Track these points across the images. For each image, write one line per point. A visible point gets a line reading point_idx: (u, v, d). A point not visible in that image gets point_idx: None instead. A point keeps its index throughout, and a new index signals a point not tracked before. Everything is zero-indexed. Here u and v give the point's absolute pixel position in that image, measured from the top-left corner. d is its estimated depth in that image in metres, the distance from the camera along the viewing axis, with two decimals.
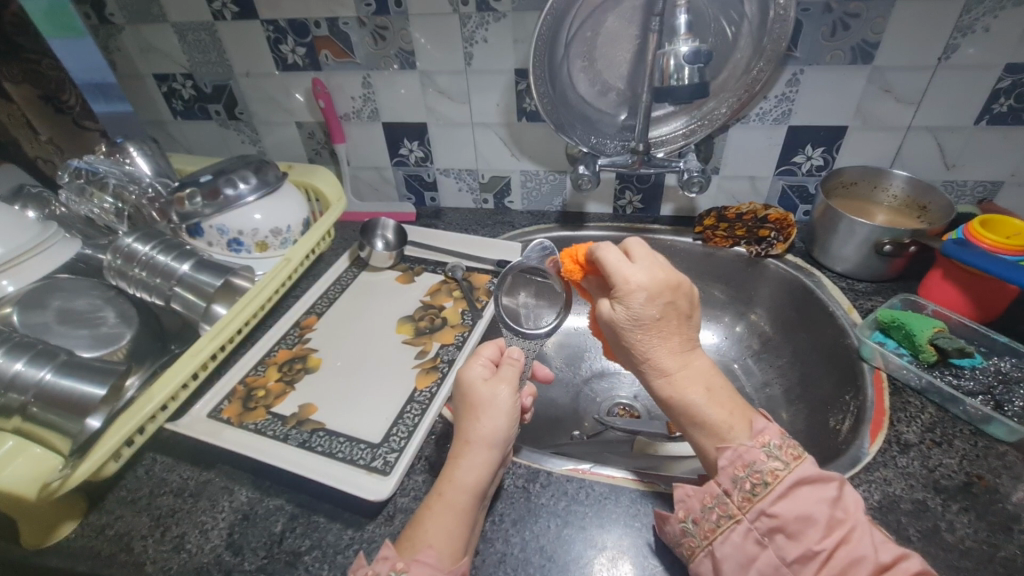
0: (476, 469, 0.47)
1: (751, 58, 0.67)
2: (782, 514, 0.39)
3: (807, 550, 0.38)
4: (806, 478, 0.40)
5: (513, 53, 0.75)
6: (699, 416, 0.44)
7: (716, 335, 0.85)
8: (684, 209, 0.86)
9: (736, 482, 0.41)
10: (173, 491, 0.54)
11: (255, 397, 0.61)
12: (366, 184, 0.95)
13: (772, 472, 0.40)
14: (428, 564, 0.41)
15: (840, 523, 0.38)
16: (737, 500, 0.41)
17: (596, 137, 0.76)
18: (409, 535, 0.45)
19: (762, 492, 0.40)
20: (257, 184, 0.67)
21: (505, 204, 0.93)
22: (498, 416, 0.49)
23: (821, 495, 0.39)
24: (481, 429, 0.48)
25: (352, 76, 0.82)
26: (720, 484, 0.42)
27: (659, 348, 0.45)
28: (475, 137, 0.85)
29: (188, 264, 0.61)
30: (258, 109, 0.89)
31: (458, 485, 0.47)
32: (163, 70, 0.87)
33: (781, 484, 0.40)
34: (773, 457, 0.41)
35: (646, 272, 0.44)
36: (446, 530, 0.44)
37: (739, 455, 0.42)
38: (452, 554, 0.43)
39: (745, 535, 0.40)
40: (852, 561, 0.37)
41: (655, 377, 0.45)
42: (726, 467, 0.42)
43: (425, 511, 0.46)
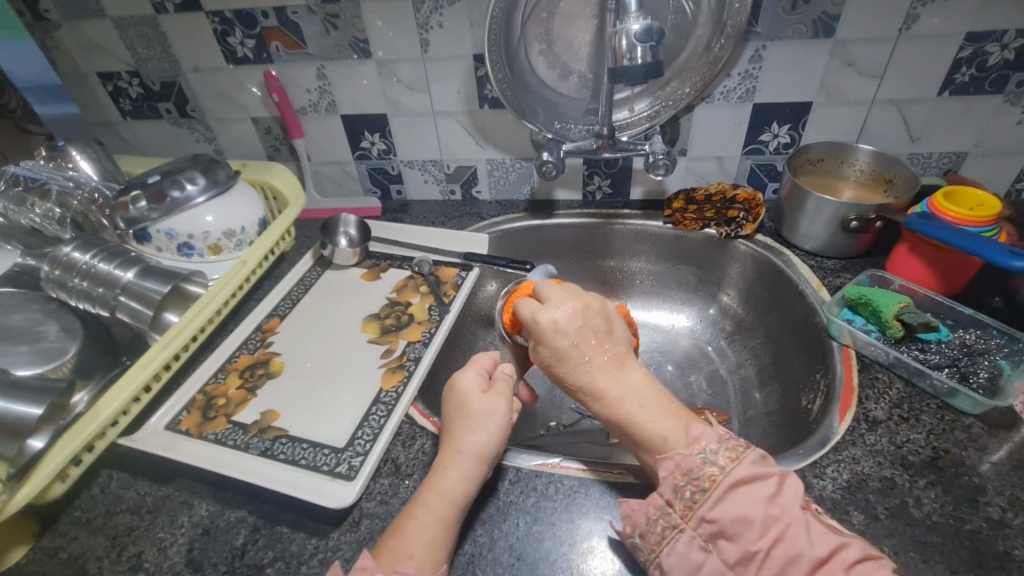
0: (459, 484, 0.46)
1: (712, 34, 0.65)
2: (720, 518, 0.40)
3: (747, 551, 0.39)
4: (741, 480, 0.41)
5: (471, 37, 0.73)
6: (635, 429, 0.46)
7: (690, 319, 0.84)
8: (654, 192, 0.85)
9: (677, 491, 0.42)
10: (129, 508, 0.52)
11: (215, 406, 0.59)
12: (330, 179, 0.92)
13: (711, 478, 0.41)
14: (408, 575, 0.40)
15: (775, 521, 0.39)
16: (679, 510, 0.42)
17: (560, 121, 0.74)
18: (387, 543, 0.44)
19: (702, 498, 0.41)
20: (206, 184, 0.65)
21: (473, 194, 0.91)
22: (490, 431, 0.49)
23: (756, 495, 0.40)
24: (473, 441, 0.48)
25: (306, 67, 0.79)
26: (663, 494, 0.43)
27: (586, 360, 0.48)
28: (438, 127, 0.83)
29: (132, 271, 0.58)
30: (211, 106, 0.85)
31: (442, 496, 0.46)
32: (107, 68, 0.83)
33: (716, 490, 0.41)
34: (709, 463, 0.42)
35: (557, 305, 0.50)
36: (429, 537, 0.43)
37: (678, 464, 0.43)
38: (434, 563, 0.42)
39: (690, 543, 0.41)
40: (789, 560, 0.37)
41: (591, 401, 0.48)
42: (667, 477, 0.43)
43: (404, 521, 0.45)
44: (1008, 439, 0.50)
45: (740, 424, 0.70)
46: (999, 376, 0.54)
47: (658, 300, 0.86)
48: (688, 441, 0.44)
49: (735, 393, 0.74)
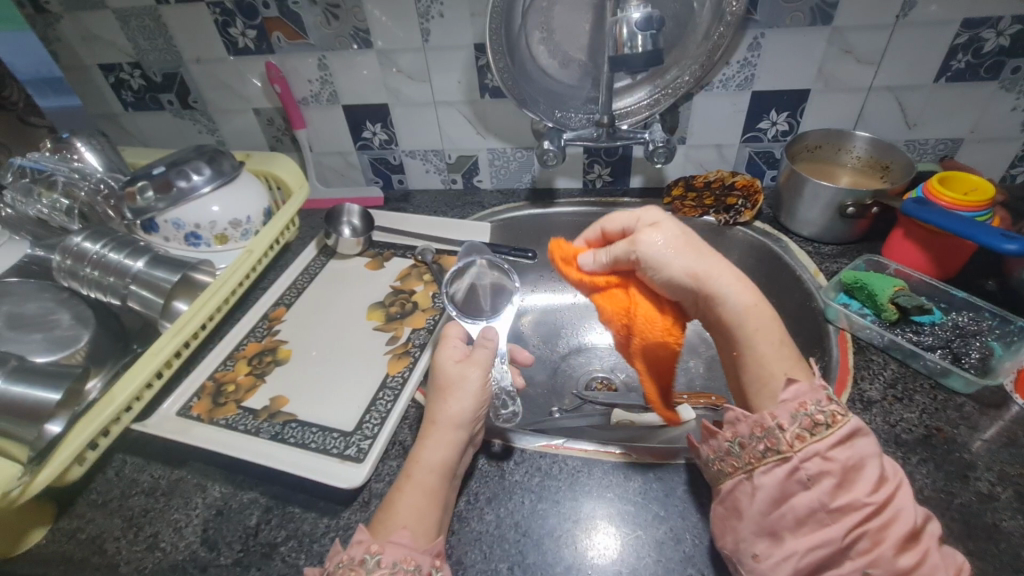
0: (437, 454, 0.48)
1: (711, 23, 0.66)
2: (837, 458, 0.40)
3: (856, 499, 0.39)
4: (863, 432, 0.41)
5: (471, 27, 0.73)
6: (766, 341, 0.46)
7: None
8: (654, 180, 0.86)
9: (796, 420, 0.42)
10: (144, 491, 0.53)
11: (225, 392, 0.60)
12: (331, 169, 0.93)
13: (832, 415, 0.41)
14: (402, 544, 0.42)
15: (888, 481, 0.40)
16: (789, 436, 0.41)
17: (561, 111, 0.74)
18: (382, 516, 0.45)
19: (820, 434, 0.41)
20: (212, 174, 0.65)
21: (474, 183, 0.91)
22: (465, 398, 0.50)
23: (874, 450, 0.41)
24: (447, 410, 0.49)
25: (308, 58, 0.79)
26: (776, 418, 0.42)
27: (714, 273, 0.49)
28: (439, 116, 0.83)
29: (142, 260, 0.59)
30: (213, 98, 0.86)
31: (424, 465, 0.47)
32: (108, 59, 0.83)
33: (841, 428, 0.41)
34: (833, 402, 0.42)
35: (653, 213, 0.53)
36: (417, 508, 0.45)
37: (801, 395, 0.43)
38: (425, 533, 0.44)
39: (790, 473, 0.41)
40: (888, 519, 0.38)
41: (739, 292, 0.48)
42: (789, 402, 0.43)
43: (395, 495, 0.46)
44: (999, 417, 0.51)
45: None
46: (991, 356, 0.55)
47: None
48: (812, 383, 0.43)
49: None
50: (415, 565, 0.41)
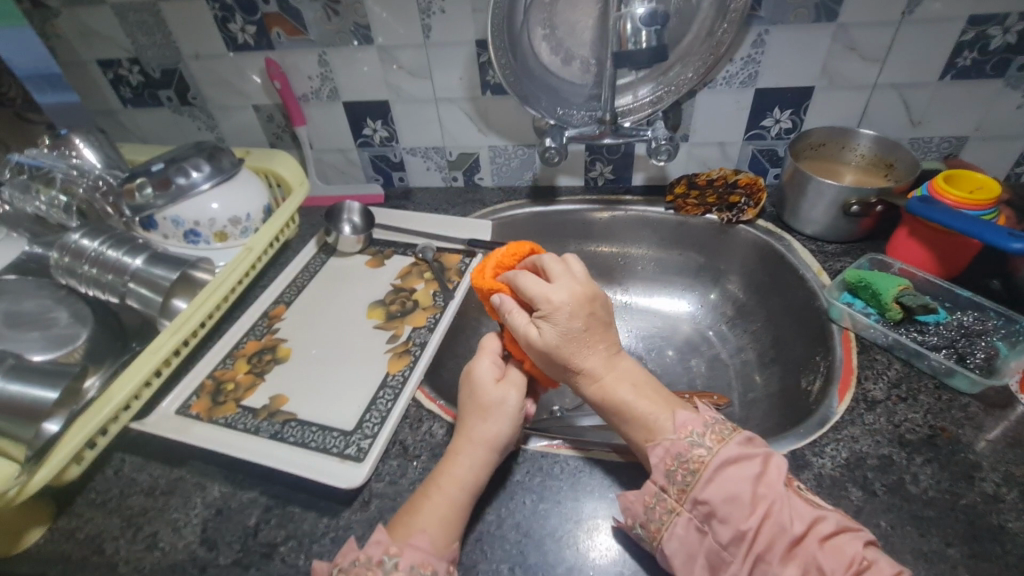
0: (469, 471, 0.47)
1: (715, 19, 0.65)
2: (710, 500, 0.41)
3: (738, 530, 0.40)
4: (729, 460, 0.43)
5: (473, 23, 0.73)
6: (630, 412, 0.48)
7: (691, 304, 0.85)
8: (656, 177, 0.85)
9: (669, 476, 0.44)
10: (143, 490, 0.53)
11: (224, 391, 0.60)
12: (331, 166, 0.92)
13: (697, 462, 0.43)
14: (420, 548, 0.42)
15: (761, 499, 0.41)
16: (674, 495, 0.43)
17: (562, 107, 0.74)
18: (403, 517, 0.45)
19: (693, 481, 0.43)
20: (211, 172, 0.65)
21: (475, 180, 0.91)
22: (503, 420, 0.50)
23: (743, 474, 0.42)
24: (485, 430, 0.49)
25: (308, 54, 0.78)
26: (656, 481, 0.44)
27: (593, 344, 0.50)
28: (440, 113, 0.83)
29: (140, 259, 0.58)
30: (212, 94, 0.85)
31: (455, 478, 0.47)
32: (107, 55, 0.82)
33: (706, 471, 0.42)
34: (697, 447, 0.44)
35: (566, 291, 0.49)
36: (441, 514, 0.45)
37: (669, 449, 0.45)
38: (445, 538, 0.44)
39: (687, 526, 0.42)
40: (776, 534, 0.39)
41: (588, 384, 0.50)
42: (659, 463, 0.45)
43: (419, 499, 0.46)
44: (1004, 417, 0.51)
45: (740, 406, 0.71)
46: (996, 356, 0.54)
47: (660, 285, 0.87)
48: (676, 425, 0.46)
49: (735, 376, 0.75)
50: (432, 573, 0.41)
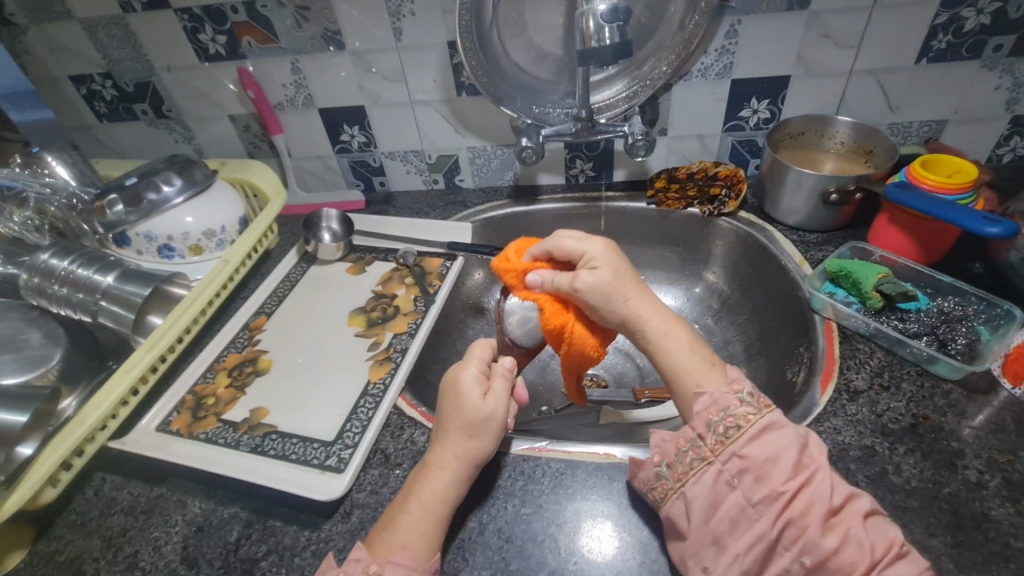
0: (449, 488, 0.47)
1: (686, 11, 0.65)
2: (751, 455, 0.42)
3: (773, 491, 0.40)
4: (775, 423, 0.43)
5: (444, 24, 0.72)
6: (682, 359, 0.49)
7: (677, 298, 0.85)
8: (637, 172, 0.84)
9: (710, 425, 0.44)
10: (123, 510, 0.52)
11: (205, 406, 0.60)
12: (311, 174, 0.92)
13: (744, 416, 0.43)
14: (402, 565, 0.42)
15: (806, 466, 0.41)
16: (709, 443, 0.44)
17: (537, 106, 0.73)
18: (381, 535, 0.44)
19: (734, 436, 0.43)
20: (183, 185, 0.64)
21: (456, 182, 0.90)
22: (488, 437, 0.48)
23: (790, 439, 0.42)
24: (468, 448, 0.48)
25: (280, 61, 0.78)
26: (695, 429, 0.45)
27: (637, 288, 0.51)
28: (416, 116, 0.82)
29: (112, 276, 0.58)
30: (187, 105, 0.85)
31: (434, 493, 0.46)
32: (79, 70, 0.82)
33: (751, 428, 0.43)
34: (745, 403, 0.44)
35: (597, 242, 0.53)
36: (420, 529, 0.44)
37: (715, 400, 0.45)
38: (426, 553, 0.44)
39: (716, 477, 0.42)
40: (811, 502, 0.39)
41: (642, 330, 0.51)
42: (702, 412, 0.45)
43: (399, 513, 0.45)
44: (987, 403, 0.51)
45: None
46: (978, 342, 0.54)
47: (645, 281, 0.86)
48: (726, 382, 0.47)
49: None
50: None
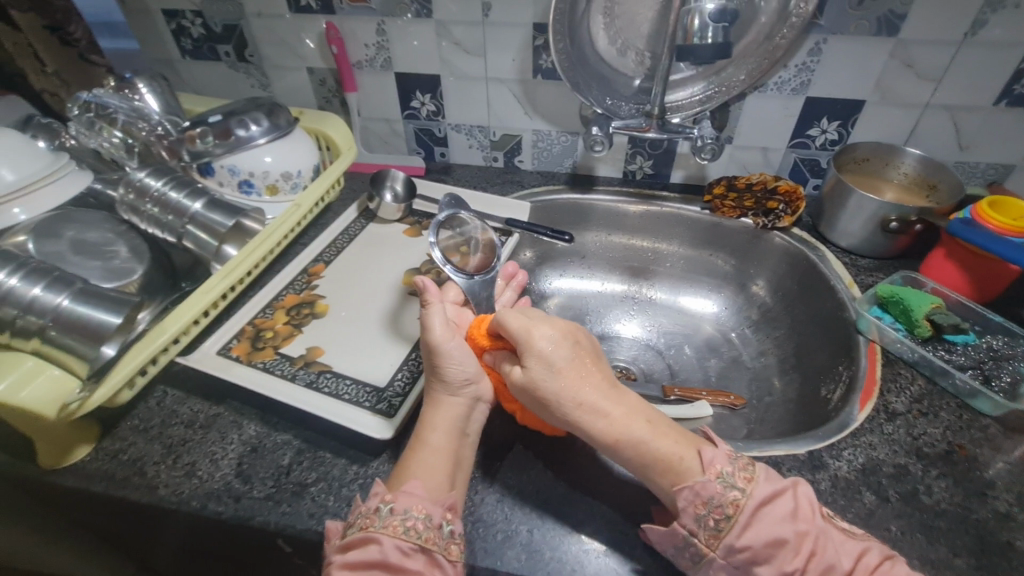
0: (442, 421, 0.50)
1: (775, 24, 0.66)
2: (751, 545, 0.41)
3: (782, 571, 0.41)
4: (763, 500, 0.43)
5: (533, 5, 0.73)
6: (649, 452, 0.46)
7: (717, 305, 0.86)
8: (695, 176, 0.86)
9: (700, 521, 0.43)
10: (183, 422, 0.56)
11: (264, 337, 0.63)
12: (376, 135, 0.94)
13: (733, 504, 0.42)
14: (413, 494, 0.44)
15: (804, 537, 0.41)
16: (704, 538, 0.43)
17: (612, 98, 0.75)
18: (398, 472, 0.48)
19: (725, 528, 0.42)
20: (269, 127, 0.67)
21: (515, 162, 0.92)
22: (451, 370, 0.51)
23: (782, 513, 0.42)
24: (441, 389, 0.52)
25: (367, 22, 0.80)
26: (685, 526, 0.43)
27: (584, 373, 0.49)
28: (489, 92, 0.84)
29: (200, 202, 0.60)
30: (269, 53, 0.87)
31: (431, 427, 0.50)
32: (173, 5, 0.84)
33: (743, 516, 0.42)
34: (732, 487, 0.43)
35: (547, 324, 0.51)
36: (429, 466, 0.47)
37: (698, 492, 0.43)
38: (439, 486, 0.46)
39: (722, 568, 0.42)
40: (825, 573, 0.40)
41: (596, 422, 0.47)
42: (688, 507, 0.43)
43: (411, 452, 0.49)
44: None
45: (755, 408, 0.73)
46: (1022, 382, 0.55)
47: (687, 284, 0.88)
48: (703, 463, 0.45)
49: (753, 379, 0.77)
50: (426, 515, 0.43)
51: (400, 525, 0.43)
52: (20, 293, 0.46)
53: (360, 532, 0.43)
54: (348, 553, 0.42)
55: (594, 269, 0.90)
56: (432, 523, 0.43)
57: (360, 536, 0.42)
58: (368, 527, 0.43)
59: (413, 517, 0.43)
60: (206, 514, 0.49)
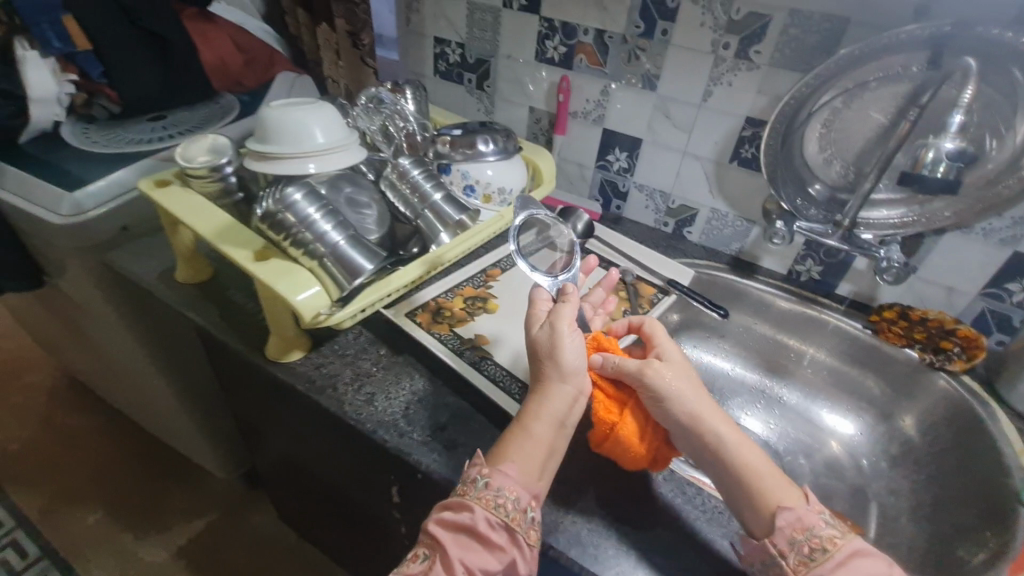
0: (547, 408, 0.53)
1: (1001, 173, 0.66)
2: None
3: None
4: (858, 550, 0.47)
5: (753, 101, 0.80)
6: (760, 473, 0.51)
7: (854, 428, 0.83)
8: (863, 294, 0.86)
9: (794, 545, 0.47)
10: (370, 359, 0.68)
11: (443, 314, 0.73)
12: (565, 175, 1.05)
13: (832, 540, 0.47)
14: (508, 475, 0.50)
15: None
16: (792, 562, 0.47)
17: (802, 199, 0.79)
18: (496, 449, 0.53)
19: (818, 559, 0.46)
20: (496, 149, 0.80)
21: (683, 232, 0.98)
22: (569, 353, 0.55)
23: (873, 566, 0.46)
24: (552, 369, 0.55)
25: (596, 82, 0.92)
26: (777, 546, 0.48)
27: (684, 375, 0.56)
28: (682, 165, 0.91)
29: (439, 194, 0.73)
30: (503, 87, 1.03)
31: (536, 412, 0.54)
32: (443, 35, 1.03)
33: (839, 552, 0.46)
34: (829, 526, 0.48)
35: (674, 346, 0.59)
36: (530, 449, 0.52)
37: (799, 519, 0.48)
38: (532, 472, 0.51)
39: None
40: None
41: (717, 430, 0.53)
42: (786, 529, 0.48)
43: (511, 432, 0.53)
44: None
45: (873, 543, 0.69)
46: None
47: (824, 397, 0.86)
48: (808, 499, 0.50)
49: (876, 513, 0.73)
50: (515, 497, 0.49)
51: (492, 500, 0.49)
52: (317, 224, 0.60)
53: (457, 497, 0.50)
54: (444, 514, 0.50)
55: (731, 350, 0.92)
56: (519, 505, 0.49)
57: (458, 501, 0.50)
58: (466, 494, 0.50)
59: (504, 497, 0.49)
60: (376, 437, 0.59)
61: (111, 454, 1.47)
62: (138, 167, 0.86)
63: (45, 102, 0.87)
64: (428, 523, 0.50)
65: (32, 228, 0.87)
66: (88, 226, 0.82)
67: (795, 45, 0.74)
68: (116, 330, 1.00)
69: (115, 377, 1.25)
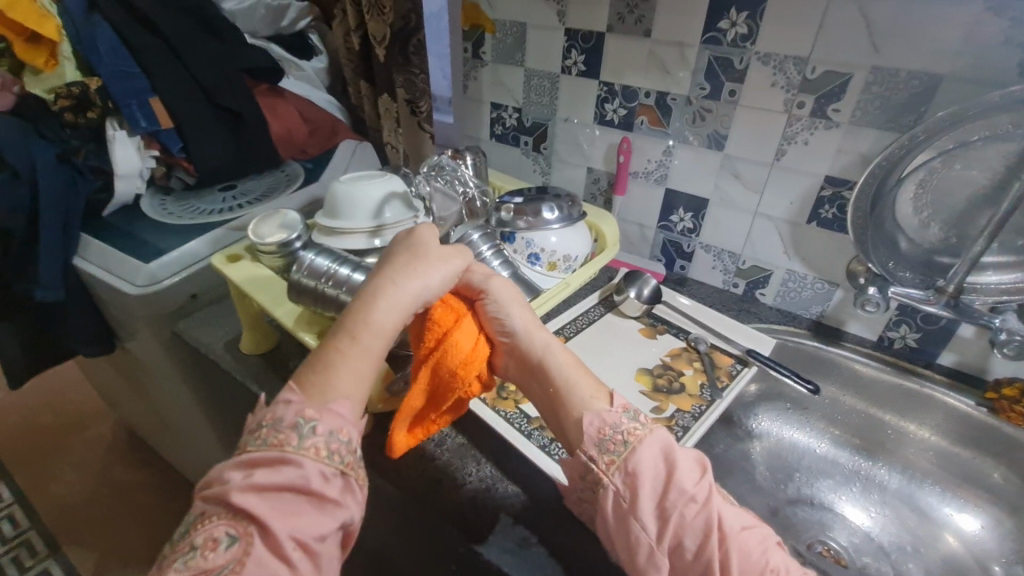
0: (385, 322, 0.52)
1: None
2: (637, 469, 0.49)
3: (664, 505, 0.48)
4: (655, 440, 0.51)
5: (832, 160, 0.76)
6: (575, 385, 0.55)
7: (978, 522, 0.73)
8: (972, 365, 0.77)
9: (601, 447, 0.51)
10: (434, 440, 0.65)
11: (507, 390, 0.72)
12: (625, 235, 1.03)
13: (628, 433, 0.51)
14: (339, 413, 0.48)
15: (680, 483, 0.48)
16: (601, 465, 0.51)
17: (894, 262, 0.72)
18: (320, 376, 0.50)
19: (618, 452, 0.51)
20: (561, 216, 0.78)
21: (755, 294, 0.92)
22: (434, 273, 0.54)
23: (662, 453, 0.50)
24: (412, 284, 0.53)
25: (658, 143, 0.90)
26: (587, 451, 0.52)
27: (517, 294, 0.60)
28: (753, 225, 0.87)
29: (508, 271, 0.70)
30: (560, 149, 1.02)
31: (372, 332, 0.52)
32: (501, 101, 1.05)
33: (635, 442, 0.51)
34: (629, 422, 0.52)
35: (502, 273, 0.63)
36: (356, 380, 0.51)
37: (604, 420, 0.53)
38: (355, 398, 0.50)
39: (611, 495, 0.50)
40: (691, 506, 0.47)
41: (545, 349, 0.57)
42: (594, 434, 0.52)
43: (342, 355, 0.51)
44: None
45: None
46: None
47: (935, 483, 0.76)
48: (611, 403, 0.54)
49: None
50: (346, 438, 0.47)
51: (323, 448, 0.46)
52: None
53: (274, 453, 0.45)
54: (255, 476, 0.44)
55: (819, 425, 0.83)
56: (350, 448, 0.47)
57: (276, 458, 0.44)
58: (285, 444, 0.45)
59: (337, 440, 0.47)
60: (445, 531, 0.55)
61: (164, 513, 1.48)
62: (209, 238, 0.89)
63: (129, 177, 0.92)
64: (231, 495, 0.43)
65: (110, 297, 0.90)
66: (161, 296, 0.84)
67: (879, 102, 0.70)
68: (176, 394, 1.01)
69: (174, 436, 1.27)
